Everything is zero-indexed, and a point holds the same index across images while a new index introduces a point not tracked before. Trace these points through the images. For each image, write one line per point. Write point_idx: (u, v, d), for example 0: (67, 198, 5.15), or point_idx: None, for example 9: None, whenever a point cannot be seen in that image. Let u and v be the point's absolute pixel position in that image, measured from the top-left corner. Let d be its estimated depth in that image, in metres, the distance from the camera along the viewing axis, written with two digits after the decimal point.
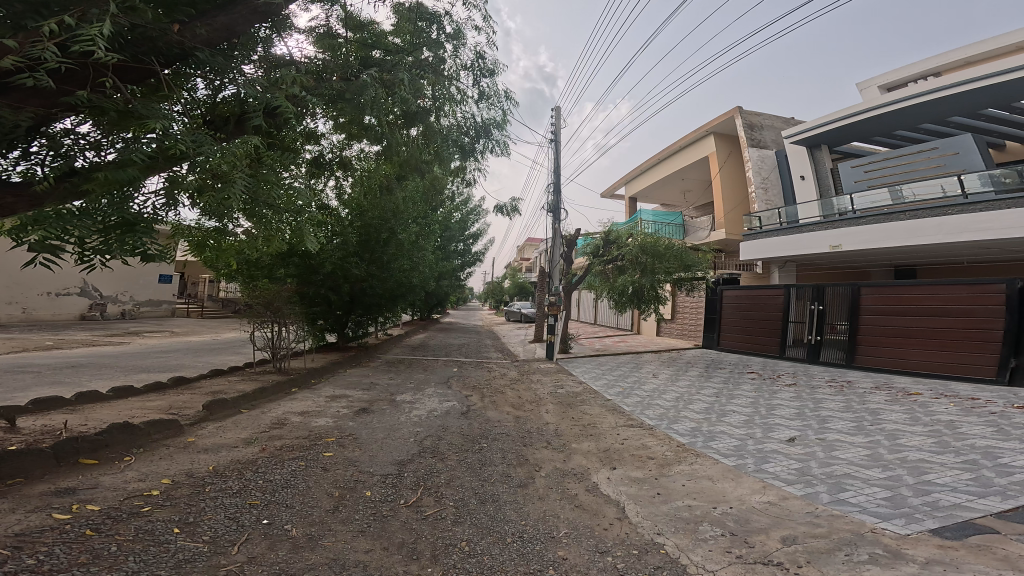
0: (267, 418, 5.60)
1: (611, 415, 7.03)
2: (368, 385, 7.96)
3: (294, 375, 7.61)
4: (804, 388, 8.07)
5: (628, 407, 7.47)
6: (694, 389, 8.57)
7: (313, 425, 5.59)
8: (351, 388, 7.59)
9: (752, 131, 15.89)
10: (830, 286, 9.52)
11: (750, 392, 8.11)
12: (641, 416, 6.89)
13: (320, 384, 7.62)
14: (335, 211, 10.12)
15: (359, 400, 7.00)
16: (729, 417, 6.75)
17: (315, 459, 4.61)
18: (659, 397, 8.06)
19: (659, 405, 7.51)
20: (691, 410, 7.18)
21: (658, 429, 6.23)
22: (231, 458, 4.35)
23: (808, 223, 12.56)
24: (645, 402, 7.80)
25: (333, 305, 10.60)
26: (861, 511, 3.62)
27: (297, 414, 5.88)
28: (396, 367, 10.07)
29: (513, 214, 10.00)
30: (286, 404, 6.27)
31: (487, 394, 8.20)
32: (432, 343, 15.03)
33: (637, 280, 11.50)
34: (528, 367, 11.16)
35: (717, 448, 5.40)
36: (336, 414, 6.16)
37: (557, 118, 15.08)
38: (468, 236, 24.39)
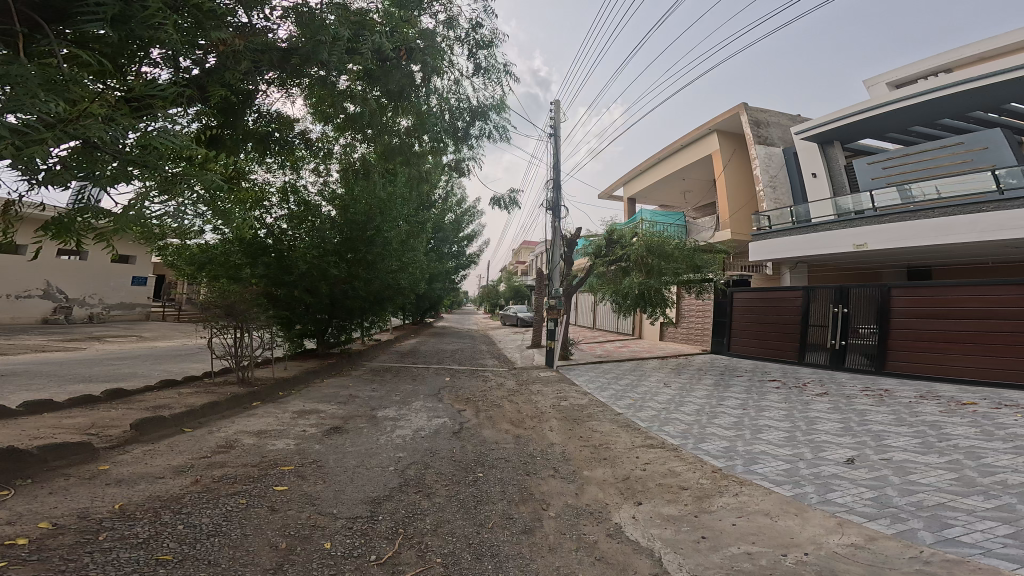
0: (213, 440, 4.62)
1: (626, 433, 6.12)
2: (345, 398, 6.96)
3: (259, 386, 6.61)
4: (837, 397, 7.25)
5: (643, 422, 6.57)
6: (713, 400, 7.69)
7: (272, 449, 4.63)
8: (326, 403, 6.58)
9: (758, 128, 15.25)
10: (855, 287, 8.72)
11: (778, 403, 7.25)
12: (659, 434, 6.00)
13: (289, 397, 6.62)
14: (317, 208, 9.23)
15: (333, 416, 6.03)
16: (762, 433, 5.88)
17: (262, 496, 3.66)
18: (676, 411, 7.17)
19: (679, 421, 6.62)
20: (716, 425, 6.30)
21: (686, 451, 5.32)
22: (149, 494, 3.42)
23: (823, 222, 11.89)
24: (662, 416, 6.90)
25: (309, 309, 9.52)
26: (986, 554, 2.81)
27: (253, 436, 4.89)
28: (381, 376, 9.07)
29: (513, 208, 9.11)
30: (241, 423, 5.27)
31: (482, 408, 7.25)
32: (423, 349, 14.05)
33: (643, 283, 10.63)
34: (527, 376, 10.23)
35: (762, 473, 4.51)
36: (302, 435, 5.18)
37: (556, 112, 14.27)
38: (462, 237, 23.45)
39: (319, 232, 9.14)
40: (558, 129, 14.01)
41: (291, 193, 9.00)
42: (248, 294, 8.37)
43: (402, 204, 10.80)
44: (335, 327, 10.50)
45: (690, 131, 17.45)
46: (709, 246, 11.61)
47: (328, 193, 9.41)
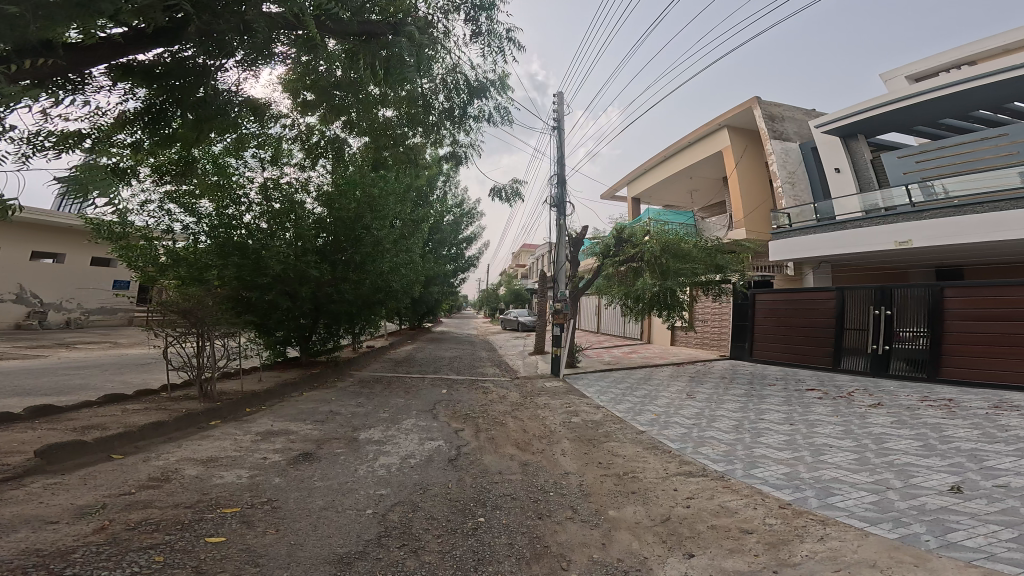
0: (146, 471, 3.70)
1: (657, 458, 5.16)
2: (325, 417, 6.01)
3: (221, 403, 5.66)
4: (895, 409, 6.32)
5: (672, 443, 5.64)
6: (750, 415, 6.72)
7: (219, 484, 3.70)
8: (300, 422, 5.63)
9: (773, 122, 14.46)
10: (899, 287, 7.84)
11: (825, 417, 6.31)
12: (694, 459, 5.07)
13: (257, 416, 5.68)
14: (300, 204, 8.41)
15: (307, 439, 5.10)
16: (821, 455, 4.93)
17: (188, 551, 2.74)
18: (708, 430, 6.22)
19: (714, 443, 5.67)
20: (760, 446, 5.36)
21: (736, 481, 4.37)
22: (27, 547, 2.52)
23: (851, 219, 11.03)
24: (693, 436, 5.93)
25: (289, 316, 8.53)
26: None
27: (199, 465, 3.97)
28: (371, 388, 8.10)
29: (515, 200, 8.23)
30: (190, 448, 4.34)
31: (483, 427, 6.32)
32: (419, 356, 13.11)
33: (658, 284, 9.64)
34: (531, 386, 9.28)
35: (845, 508, 3.61)
36: (263, 464, 4.25)
37: (559, 105, 13.42)
38: (460, 240, 22.58)
39: (300, 230, 8.28)
40: (561, 122, 13.14)
41: (270, 189, 8.12)
42: (214, 302, 7.35)
43: (395, 201, 9.96)
44: (319, 335, 9.50)
45: (699, 128, 16.66)
46: (729, 244, 10.68)
47: (313, 188, 8.61)
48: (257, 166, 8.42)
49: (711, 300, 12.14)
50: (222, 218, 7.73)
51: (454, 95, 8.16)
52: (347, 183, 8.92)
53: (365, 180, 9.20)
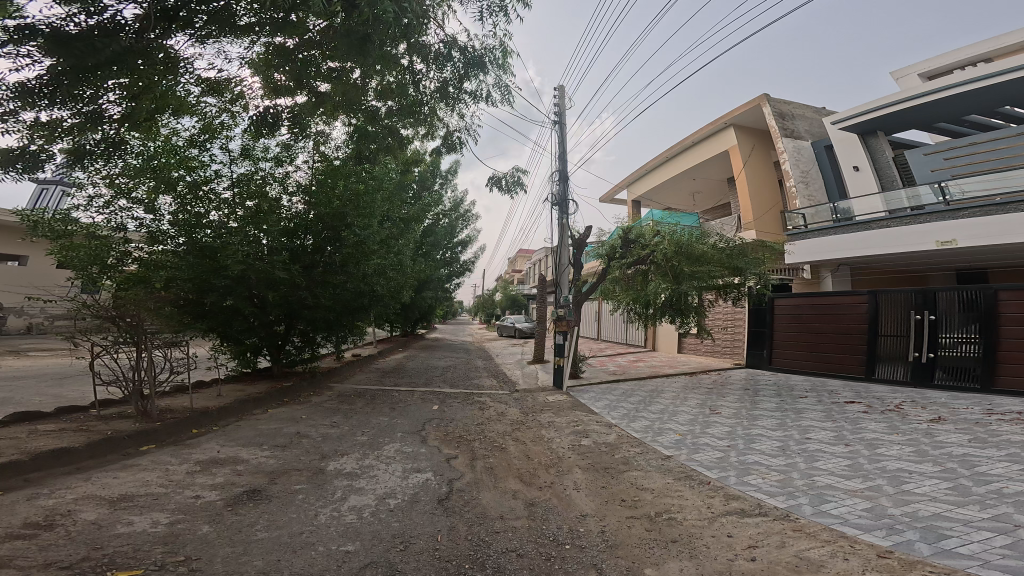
0: (19, 517, 2.85)
1: (695, 492, 4.27)
2: (288, 441, 5.04)
3: (160, 423, 4.71)
4: (963, 424, 5.75)
5: (711, 473, 4.76)
6: (795, 437, 5.88)
7: (122, 535, 2.81)
8: (256, 448, 4.67)
9: (784, 120, 13.86)
10: (942, 289, 7.12)
11: (886, 441, 5.49)
12: (741, 493, 4.21)
13: (205, 440, 4.71)
14: (274, 200, 7.63)
15: (263, 471, 4.15)
16: (906, 493, 4.09)
17: None
18: (746, 455, 5.33)
19: (760, 472, 4.77)
20: (823, 480, 4.48)
21: (808, 523, 3.52)
22: None
23: (876, 219, 10.30)
24: (734, 464, 5.03)
25: (258, 323, 7.53)
26: None
27: (101, 507, 3.09)
28: (350, 405, 7.10)
29: (515, 191, 7.37)
30: (97, 484, 3.41)
31: (483, 453, 5.39)
32: (409, 366, 12.14)
33: (673, 288, 8.69)
34: (534, 401, 8.37)
35: (977, 557, 2.95)
36: (194, 505, 3.32)
37: (560, 98, 12.65)
38: (455, 243, 21.62)
39: (269, 225, 7.29)
40: (564, 117, 12.36)
41: (239, 181, 7.32)
42: (163, 305, 6.33)
43: (381, 197, 9.14)
44: (294, 344, 8.47)
45: (704, 127, 16.02)
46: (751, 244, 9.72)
47: (289, 182, 7.82)
48: (226, 159, 7.63)
49: (725, 305, 11.32)
50: (183, 211, 6.91)
51: (450, 70, 7.30)
52: (327, 175, 8.07)
53: (348, 173, 8.36)
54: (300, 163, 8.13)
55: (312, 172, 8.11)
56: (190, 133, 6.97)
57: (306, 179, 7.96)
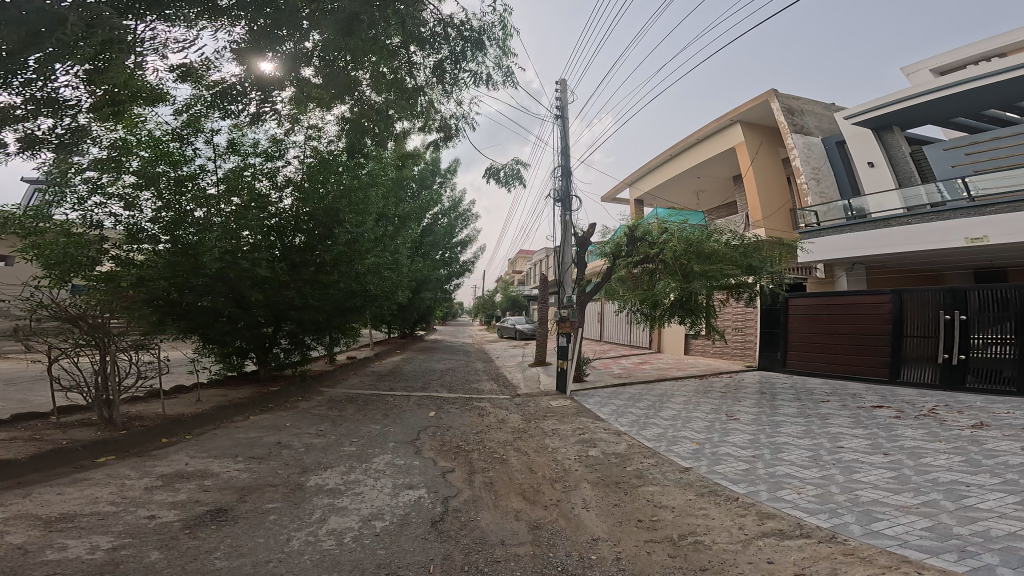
0: None
1: (722, 511, 3.81)
2: (266, 453, 4.60)
3: (124, 432, 4.30)
4: (1009, 431, 5.29)
5: (737, 488, 4.30)
6: (825, 446, 5.42)
7: (51, 563, 2.36)
8: (229, 461, 4.24)
9: (793, 115, 13.44)
10: (975, 288, 6.69)
11: (927, 451, 5.02)
12: (778, 510, 3.75)
13: (173, 451, 4.28)
14: (260, 194, 7.18)
15: (234, 487, 3.72)
16: (966, 509, 3.63)
17: None
18: (774, 467, 4.86)
19: (794, 486, 4.30)
20: (869, 495, 4.01)
21: (863, 547, 3.07)
22: None
23: (893, 216, 9.87)
24: (763, 477, 4.56)
25: (242, 325, 7.10)
26: None
27: (34, 530, 2.65)
28: (340, 411, 6.64)
29: (514, 184, 6.96)
30: (35, 503, 2.98)
31: (481, 467, 4.94)
32: (406, 368, 11.70)
33: (683, 288, 8.24)
34: (536, 407, 7.92)
35: None
36: (145, 527, 2.89)
37: (563, 92, 12.22)
38: (454, 243, 21.15)
39: (254, 223, 6.86)
40: (566, 111, 11.93)
41: (226, 177, 6.97)
42: (137, 306, 5.90)
43: (375, 193, 8.71)
44: (283, 347, 8.03)
45: (710, 123, 15.59)
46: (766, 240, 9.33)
47: (276, 177, 7.39)
48: (212, 153, 7.23)
49: (735, 306, 10.89)
50: (165, 206, 6.57)
51: (446, 47, 6.80)
52: (319, 169, 7.63)
53: (340, 167, 7.94)
54: (291, 159, 7.70)
55: (302, 166, 7.72)
56: (174, 126, 6.66)
57: (297, 175, 7.53)
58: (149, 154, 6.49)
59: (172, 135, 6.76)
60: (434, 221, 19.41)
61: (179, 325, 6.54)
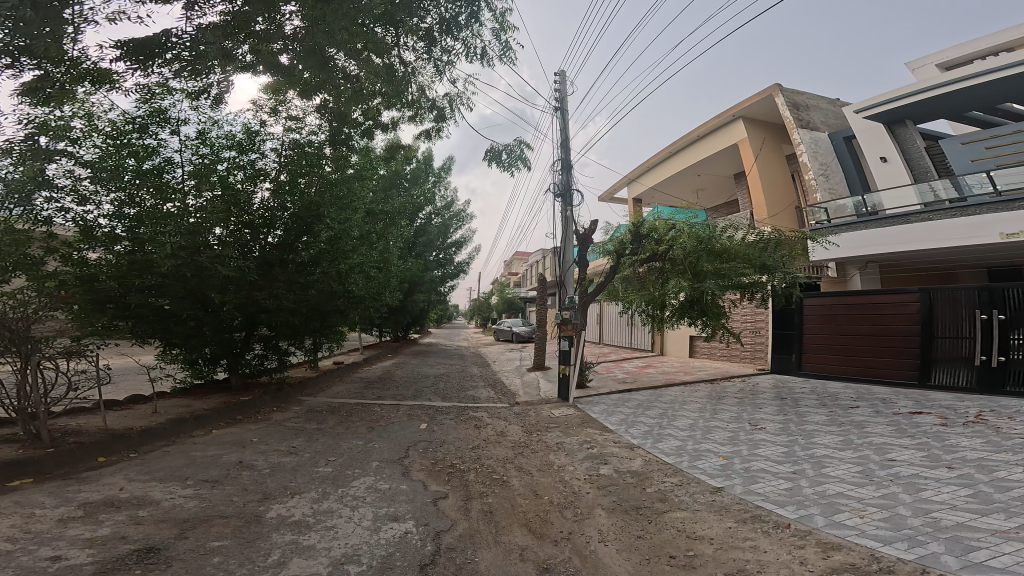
0: None
1: (774, 541, 3.22)
2: (223, 475, 3.98)
3: (52, 450, 3.78)
4: None
5: (787, 510, 3.72)
6: (874, 460, 4.79)
7: None
8: (175, 486, 3.64)
9: (798, 111, 13.02)
10: (1014, 285, 6.21)
11: (999, 464, 4.42)
12: (850, 540, 3.16)
13: (107, 475, 3.70)
14: (231, 185, 6.54)
15: (174, 522, 3.11)
16: None
17: None
18: (822, 485, 4.23)
19: (852, 509, 3.69)
20: (950, 519, 3.40)
21: None
22: None
23: (910, 212, 9.46)
24: (812, 498, 3.93)
25: (209, 330, 6.41)
26: None
27: None
28: (320, 424, 5.96)
29: (518, 169, 6.37)
30: None
31: (481, 493, 4.28)
32: (398, 374, 11.01)
33: (694, 288, 7.62)
34: (535, 417, 7.29)
35: None
36: (39, 569, 2.44)
37: (562, 83, 11.64)
38: (448, 244, 20.41)
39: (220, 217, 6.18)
40: (565, 103, 11.37)
41: (195, 170, 6.35)
42: (74, 309, 5.13)
43: (359, 186, 8.09)
44: (257, 353, 7.29)
45: (710, 120, 15.12)
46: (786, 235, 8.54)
47: (247, 168, 6.77)
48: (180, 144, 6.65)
49: (747, 305, 10.40)
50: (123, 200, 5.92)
51: (437, 15, 6.22)
52: (299, 158, 7.01)
53: (322, 157, 7.33)
54: (266, 150, 7.05)
55: (278, 156, 7.13)
56: (134, 114, 6.02)
57: (276, 169, 6.93)
58: (108, 143, 5.87)
59: (132, 122, 6.09)
60: (427, 221, 18.73)
61: (131, 329, 5.83)
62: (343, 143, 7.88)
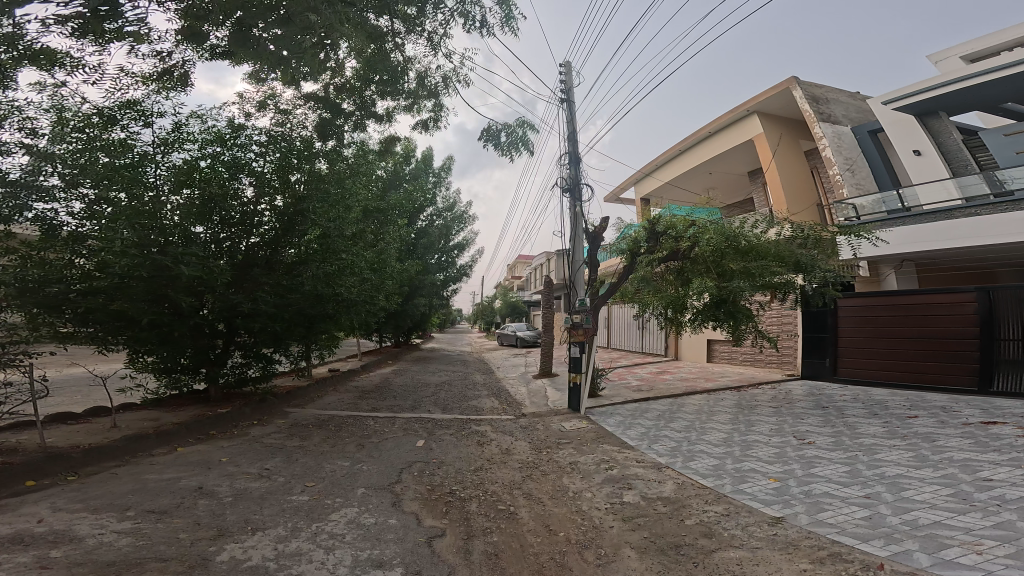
0: None
1: None
2: (173, 506, 3.33)
3: None
4: None
5: (871, 545, 2.95)
6: (966, 475, 3.92)
7: None
8: (108, 518, 3.01)
9: (818, 104, 12.31)
10: None
11: None
12: None
13: (28, 506, 3.06)
14: (211, 182, 6.11)
15: (91, 569, 2.43)
16: None
17: None
18: (910, 513, 3.35)
19: (963, 542, 2.87)
20: None
21: None
22: None
23: (950, 207, 8.75)
24: (903, 530, 3.10)
25: (182, 334, 5.69)
26: None
27: None
28: (303, 441, 5.27)
29: (518, 152, 5.75)
30: None
31: (485, 532, 3.55)
32: (397, 382, 10.32)
33: (720, 288, 6.95)
34: (544, 432, 6.54)
35: None
36: None
37: (567, 75, 11.06)
38: (450, 247, 19.84)
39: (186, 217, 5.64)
40: (571, 94, 10.74)
41: (179, 168, 5.92)
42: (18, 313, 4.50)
43: (353, 180, 7.54)
44: (236, 362, 6.62)
45: (722, 116, 14.47)
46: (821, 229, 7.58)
47: (227, 162, 6.30)
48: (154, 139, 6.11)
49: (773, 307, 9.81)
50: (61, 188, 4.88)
51: None
52: (286, 155, 6.62)
53: (311, 152, 6.86)
54: (250, 145, 6.50)
55: (263, 148, 6.64)
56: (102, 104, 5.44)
57: (264, 163, 6.47)
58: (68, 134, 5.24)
59: (98, 114, 5.48)
60: (428, 223, 18.18)
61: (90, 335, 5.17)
62: (335, 136, 7.34)
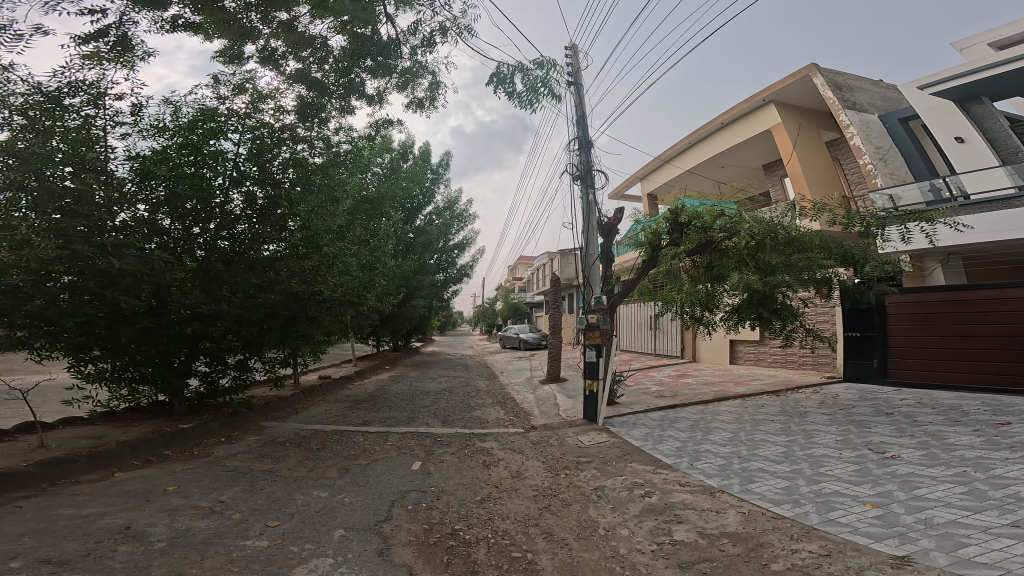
0: None
1: None
2: (83, 553, 2.57)
3: None
4: None
5: None
6: None
7: None
8: None
9: (841, 91, 11.50)
10: None
11: None
12: None
13: None
14: (171, 167, 5.25)
15: None
16: None
17: None
18: None
19: None
20: None
21: None
22: None
23: (1004, 197, 7.97)
24: None
25: (130, 339, 4.83)
26: None
27: None
28: (275, 465, 4.41)
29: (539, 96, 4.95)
30: None
31: None
32: (392, 390, 9.46)
33: (762, 283, 6.06)
34: (560, 449, 5.66)
35: None
36: None
37: (573, 57, 10.23)
38: (450, 247, 19.00)
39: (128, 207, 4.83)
40: (579, 76, 9.90)
41: (144, 155, 5.15)
42: None
43: (339, 167, 6.68)
44: (202, 371, 5.79)
45: (737, 106, 13.62)
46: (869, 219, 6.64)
47: (189, 143, 5.41)
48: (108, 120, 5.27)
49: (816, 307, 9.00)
50: None
51: None
52: (262, 139, 5.77)
53: (289, 134, 6.01)
54: (223, 127, 5.65)
55: (232, 127, 5.77)
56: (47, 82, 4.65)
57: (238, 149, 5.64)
58: None
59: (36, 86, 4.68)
60: (427, 221, 17.43)
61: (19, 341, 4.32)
62: (318, 121, 6.49)
